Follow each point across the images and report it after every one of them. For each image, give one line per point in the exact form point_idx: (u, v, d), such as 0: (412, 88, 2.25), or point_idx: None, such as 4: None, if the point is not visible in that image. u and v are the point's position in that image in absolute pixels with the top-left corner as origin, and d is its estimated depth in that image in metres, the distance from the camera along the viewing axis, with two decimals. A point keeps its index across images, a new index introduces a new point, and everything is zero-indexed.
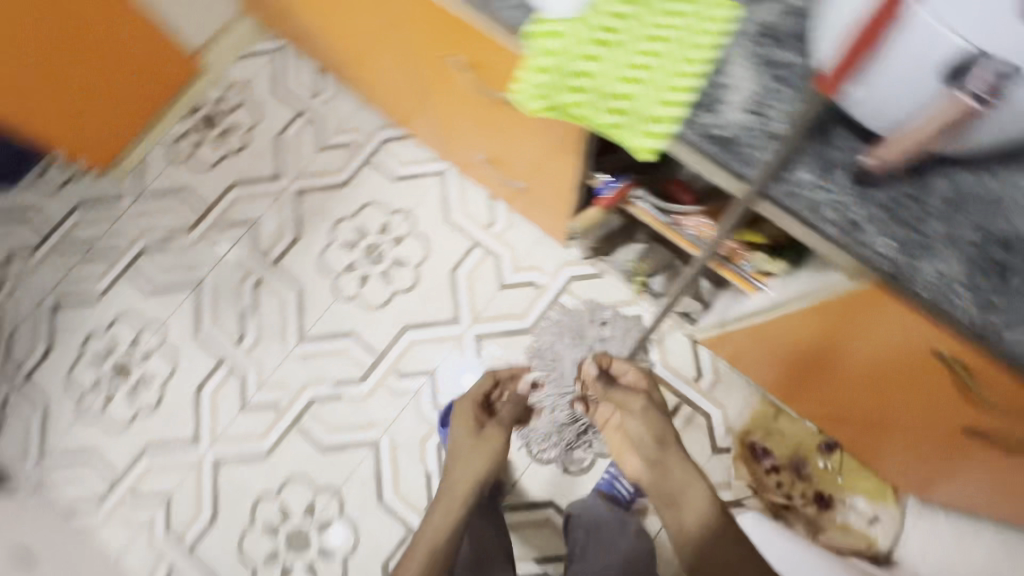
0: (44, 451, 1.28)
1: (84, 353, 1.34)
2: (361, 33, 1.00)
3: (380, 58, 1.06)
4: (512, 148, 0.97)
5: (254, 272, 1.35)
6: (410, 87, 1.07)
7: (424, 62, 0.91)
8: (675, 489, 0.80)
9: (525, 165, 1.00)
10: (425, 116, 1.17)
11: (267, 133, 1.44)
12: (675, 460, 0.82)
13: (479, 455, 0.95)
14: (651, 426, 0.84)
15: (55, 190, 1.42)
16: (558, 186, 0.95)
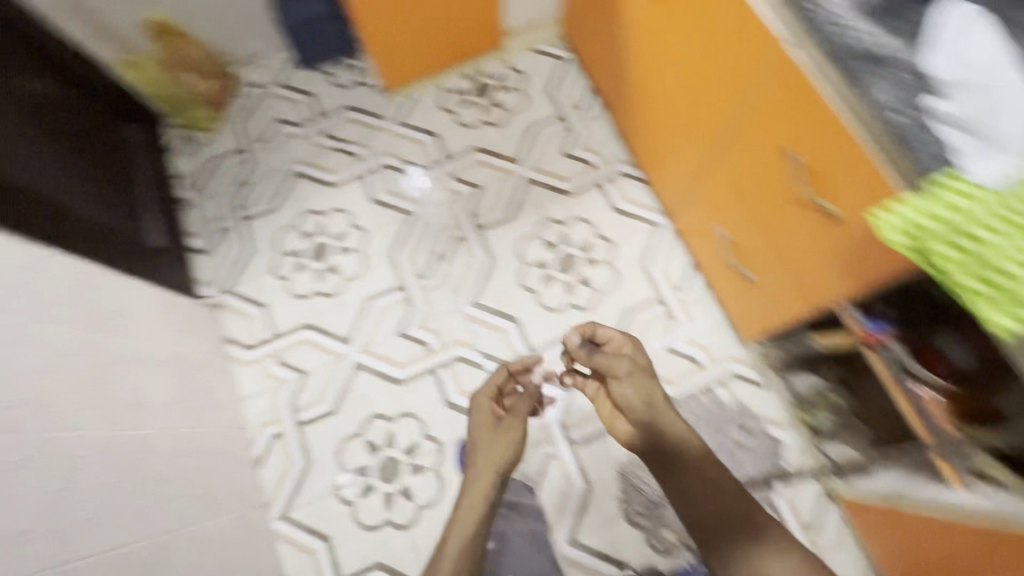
0: (233, 285, 1.47)
1: (299, 224, 1.52)
2: (682, 89, 1.11)
3: (683, 117, 1.16)
4: (769, 247, 1.03)
5: (461, 228, 1.48)
6: (695, 149, 1.16)
7: (737, 141, 1.00)
8: (687, 479, 0.80)
9: (769, 265, 1.06)
10: (685, 174, 1.26)
11: (523, 121, 1.59)
12: (668, 419, 0.83)
13: (499, 444, 1.03)
14: (639, 389, 0.85)
15: (341, 88, 1.65)
16: (800, 297, 1.00)
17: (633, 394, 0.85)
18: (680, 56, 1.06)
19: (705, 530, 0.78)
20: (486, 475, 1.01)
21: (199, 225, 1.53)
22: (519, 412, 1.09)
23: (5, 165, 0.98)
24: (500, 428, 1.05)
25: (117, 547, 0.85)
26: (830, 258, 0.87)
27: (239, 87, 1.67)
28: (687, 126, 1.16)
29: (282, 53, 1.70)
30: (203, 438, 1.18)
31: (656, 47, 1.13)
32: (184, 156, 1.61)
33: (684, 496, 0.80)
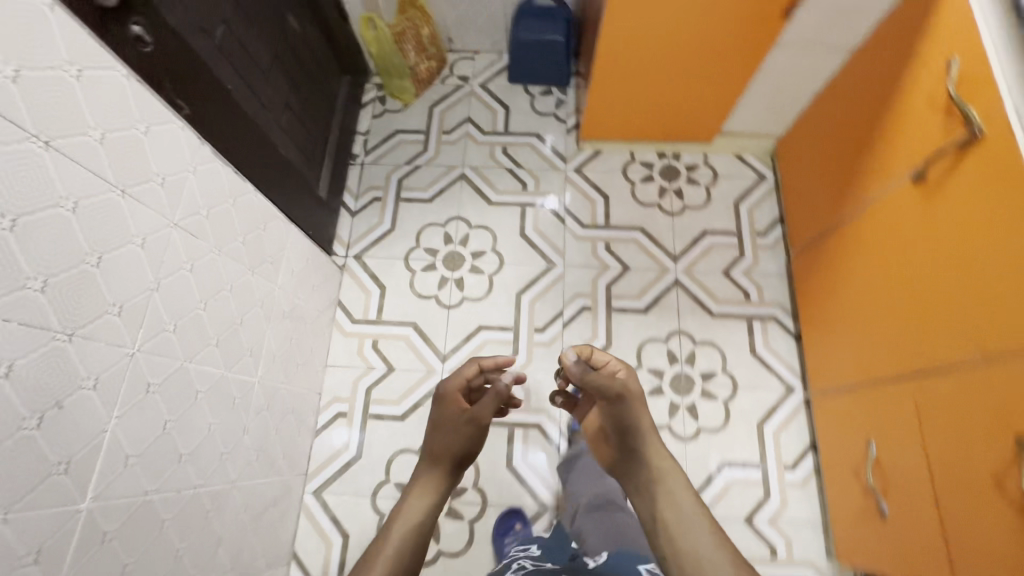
0: (364, 254, 1.50)
1: (444, 225, 1.51)
2: (905, 289, 0.99)
3: (888, 312, 1.04)
4: (931, 503, 0.90)
5: (592, 298, 1.43)
6: (885, 349, 1.04)
7: (950, 381, 0.87)
8: (636, 474, 0.87)
9: (918, 516, 0.93)
10: (853, 361, 1.14)
11: (697, 220, 1.50)
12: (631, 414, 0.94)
13: (461, 439, 0.96)
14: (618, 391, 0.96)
15: (536, 114, 1.65)
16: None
17: (608, 403, 0.96)
18: (924, 258, 0.94)
19: (664, 535, 0.77)
20: (438, 469, 0.92)
21: (358, 185, 1.57)
22: (487, 404, 1.03)
23: (243, 93, 1.03)
24: (465, 422, 0.97)
25: (191, 489, 0.87)
26: (1007, 564, 0.76)
27: (445, 74, 1.70)
28: (887, 323, 1.04)
29: (497, 61, 1.72)
30: (285, 395, 1.20)
31: (897, 230, 1.02)
32: (372, 116, 1.66)
33: (626, 471, 0.89)
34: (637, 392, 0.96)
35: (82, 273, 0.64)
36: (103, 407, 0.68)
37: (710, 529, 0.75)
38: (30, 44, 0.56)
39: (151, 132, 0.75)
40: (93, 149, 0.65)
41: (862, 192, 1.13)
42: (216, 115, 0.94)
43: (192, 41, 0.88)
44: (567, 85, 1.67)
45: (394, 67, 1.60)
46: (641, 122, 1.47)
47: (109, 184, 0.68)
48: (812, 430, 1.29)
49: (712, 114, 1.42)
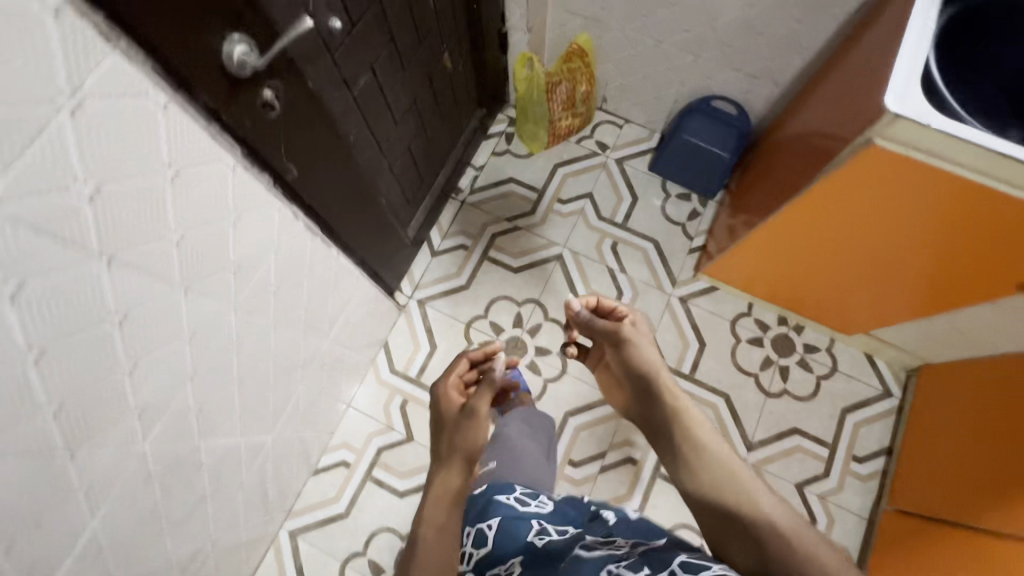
0: (427, 302, 1.38)
1: (519, 304, 1.38)
2: None
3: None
4: None
5: (642, 451, 1.27)
6: None
7: None
8: (654, 412, 0.91)
9: None
10: None
11: (792, 411, 1.30)
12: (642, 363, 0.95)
13: (472, 431, 0.91)
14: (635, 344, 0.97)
15: (664, 218, 1.46)
16: None
17: (621, 348, 0.98)
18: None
19: (684, 469, 0.81)
20: (463, 457, 0.88)
21: (450, 223, 1.45)
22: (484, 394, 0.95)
23: (363, 142, 0.91)
24: (469, 414, 0.93)
25: (162, 559, 0.81)
26: None
27: (583, 134, 1.52)
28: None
29: (645, 139, 1.52)
30: (295, 441, 1.13)
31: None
32: (492, 152, 1.51)
33: (645, 409, 0.94)
34: (647, 342, 0.98)
35: (107, 387, 0.55)
36: (88, 512, 0.61)
37: (724, 448, 0.81)
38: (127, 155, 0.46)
39: (243, 217, 0.65)
40: (166, 255, 0.55)
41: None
42: (323, 173, 0.82)
43: (326, 96, 0.76)
44: (710, 197, 1.46)
45: (534, 114, 1.43)
46: (775, 286, 1.25)
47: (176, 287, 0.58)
48: None
49: (863, 316, 1.19)
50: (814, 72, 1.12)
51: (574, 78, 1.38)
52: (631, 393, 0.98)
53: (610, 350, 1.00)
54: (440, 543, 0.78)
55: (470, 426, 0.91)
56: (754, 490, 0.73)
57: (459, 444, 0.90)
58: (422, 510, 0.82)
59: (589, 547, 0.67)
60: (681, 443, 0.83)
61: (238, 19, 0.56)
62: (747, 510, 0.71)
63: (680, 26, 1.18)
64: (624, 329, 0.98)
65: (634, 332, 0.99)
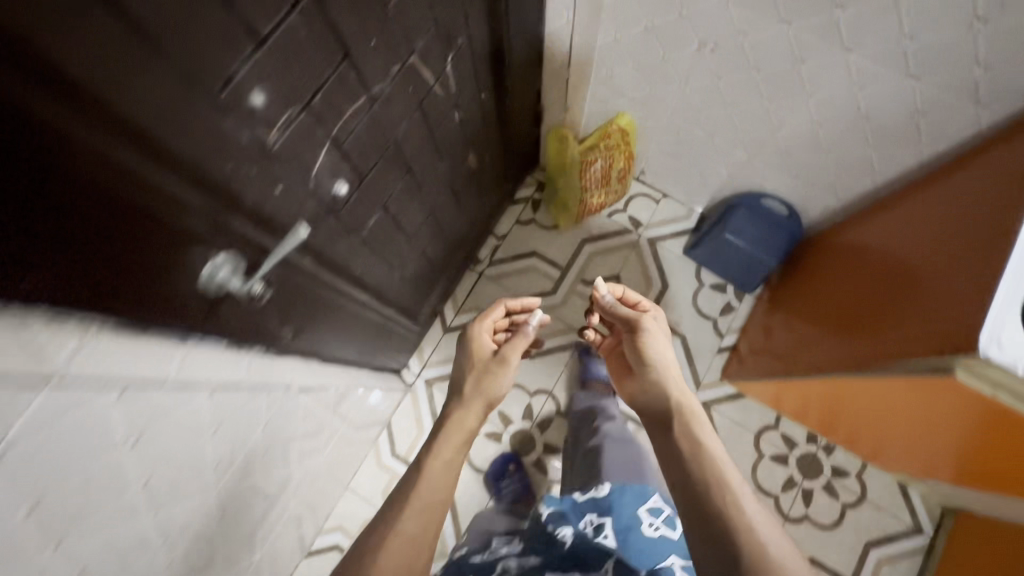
0: (434, 382, 1.32)
1: (530, 394, 1.30)
2: None
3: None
4: None
5: None
6: None
7: None
8: (656, 405, 0.84)
9: None
10: None
11: (811, 540, 1.22)
12: (653, 355, 0.90)
13: (497, 375, 0.97)
14: (650, 335, 0.93)
15: (694, 310, 1.35)
16: None
17: (635, 339, 0.94)
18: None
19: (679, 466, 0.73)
20: (479, 402, 0.94)
21: (465, 296, 1.37)
22: (515, 345, 1.00)
23: (371, 269, 0.83)
24: (497, 361, 0.99)
25: None
26: None
27: (616, 208, 1.41)
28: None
29: (683, 218, 1.40)
30: (287, 538, 1.10)
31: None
32: (516, 221, 1.42)
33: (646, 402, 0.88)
34: (662, 338, 0.93)
35: None
36: None
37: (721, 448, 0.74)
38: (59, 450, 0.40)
39: (217, 411, 0.59)
40: (128, 503, 0.50)
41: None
42: (321, 319, 0.74)
43: (328, 252, 0.67)
44: (747, 292, 1.35)
45: (569, 194, 1.33)
46: (810, 417, 1.17)
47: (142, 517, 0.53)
48: None
49: (905, 461, 1.07)
50: (885, 197, 0.99)
51: (604, 149, 1.24)
52: (634, 382, 0.91)
53: (625, 339, 0.96)
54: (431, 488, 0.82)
55: (496, 370, 0.97)
56: (743, 496, 0.66)
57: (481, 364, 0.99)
58: (433, 442, 0.89)
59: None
60: (676, 443, 0.75)
61: (214, 234, 0.47)
62: (730, 506, 0.65)
63: (737, 127, 1.05)
64: (640, 322, 0.93)
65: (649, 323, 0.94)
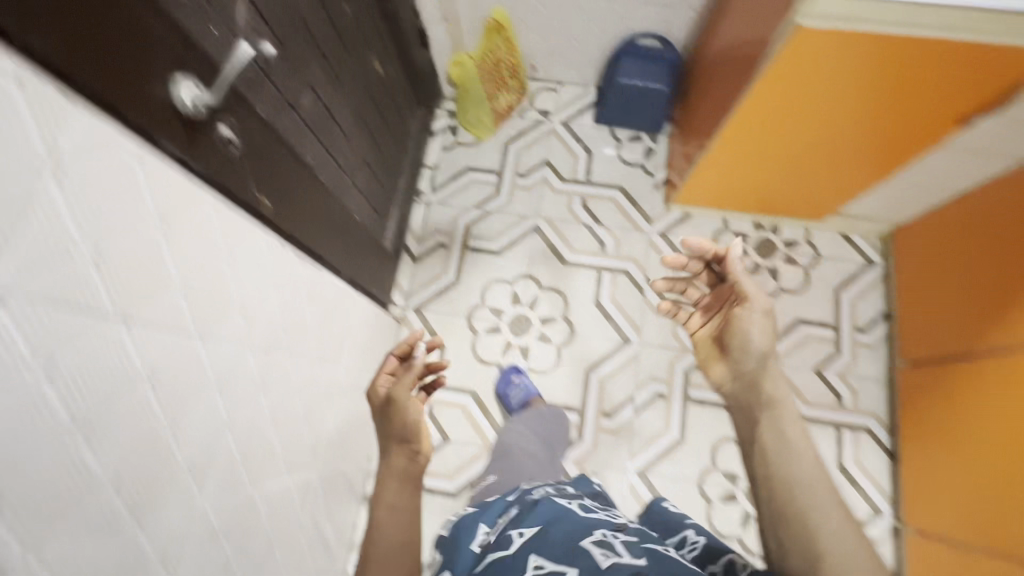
0: (423, 308, 1.39)
1: (512, 283, 1.40)
2: None
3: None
4: None
5: (669, 384, 1.31)
6: (1013, 499, 0.92)
7: None
8: (743, 302, 0.80)
9: None
10: (972, 499, 1.01)
11: (793, 308, 1.36)
12: (748, 320, 0.78)
13: (397, 417, 0.90)
14: (746, 323, 0.78)
15: (622, 163, 1.50)
16: None
17: (731, 328, 0.80)
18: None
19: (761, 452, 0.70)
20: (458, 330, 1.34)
21: (422, 227, 1.46)
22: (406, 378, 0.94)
23: (322, 160, 0.91)
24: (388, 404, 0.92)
25: None
26: None
27: (524, 106, 1.55)
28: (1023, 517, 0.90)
29: (583, 95, 1.56)
30: (339, 472, 1.13)
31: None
32: (442, 148, 1.53)
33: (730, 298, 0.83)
34: (762, 320, 0.78)
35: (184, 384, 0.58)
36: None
37: (830, 499, 0.64)
38: (188, 238, 0.56)
39: (229, 236, 0.63)
40: (177, 306, 0.55)
41: (1013, 329, 0.98)
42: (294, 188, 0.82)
43: (279, 122, 0.76)
44: (659, 134, 1.51)
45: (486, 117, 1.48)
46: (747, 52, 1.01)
47: (243, 345, 0.69)
48: (899, 568, 1.18)
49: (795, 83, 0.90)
50: (718, 11, 1.22)
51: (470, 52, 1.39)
52: (714, 323, 0.84)
53: (714, 316, 0.85)
54: (391, 524, 0.80)
55: (392, 418, 0.90)
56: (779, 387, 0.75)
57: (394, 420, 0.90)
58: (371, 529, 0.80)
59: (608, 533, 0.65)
60: (755, 334, 0.77)
61: (189, 58, 0.55)
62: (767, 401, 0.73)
63: None
64: (733, 316, 0.79)
65: (744, 314, 0.79)
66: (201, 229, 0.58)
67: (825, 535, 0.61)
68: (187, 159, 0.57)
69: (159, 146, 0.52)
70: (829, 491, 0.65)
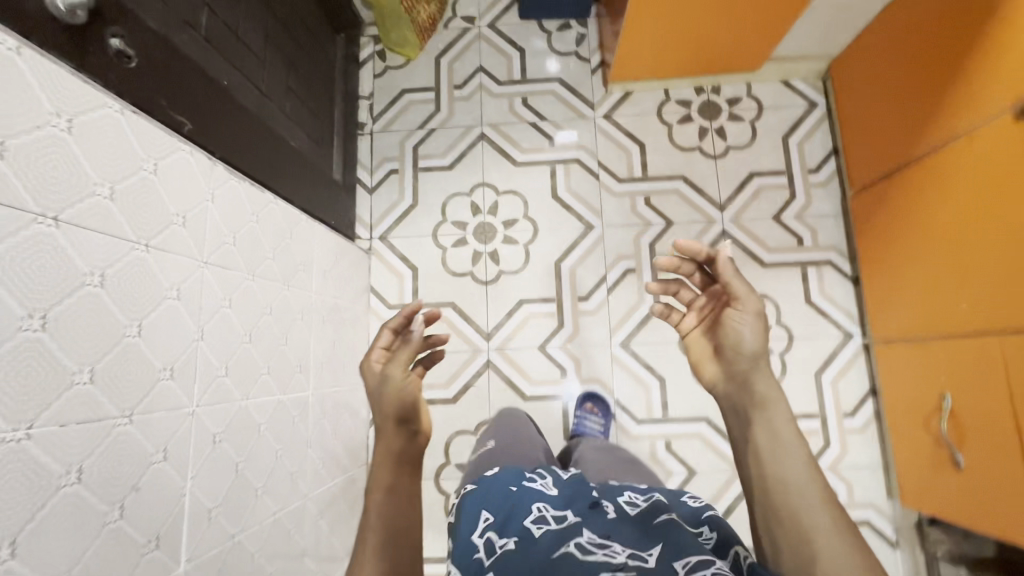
0: (388, 236, 1.41)
1: (470, 194, 1.41)
2: (1006, 226, 0.88)
3: (971, 272, 0.96)
4: (999, 436, 0.90)
5: (637, 259, 1.35)
6: (958, 276, 0.99)
7: None
8: (736, 305, 0.73)
9: (984, 456, 0.94)
10: (924, 288, 1.08)
11: (745, 164, 1.38)
12: (740, 321, 0.73)
13: (391, 395, 0.86)
14: (737, 327, 0.73)
15: (555, 54, 1.48)
16: (1006, 505, 0.90)
17: (723, 331, 0.75)
18: (1000, 227, 0.89)
19: (752, 459, 0.69)
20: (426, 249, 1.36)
21: (371, 158, 1.45)
22: (404, 354, 0.88)
23: (239, 84, 0.90)
24: (384, 381, 0.87)
25: (271, 517, 0.87)
26: None
27: (447, 16, 1.51)
28: (969, 295, 0.97)
29: None
30: (337, 396, 1.18)
31: (975, 176, 0.94)
32: (374, 75, 1.50)
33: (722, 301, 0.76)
34: (755, 322, 0.72)
35: (140, 288, 0.61)
36: (178, 474, 0.66)
37: (819, 499, 0.63)
38: (100, 142, 0.56)
39: (149, 145, 0.64)
40: (107, 211, 0.57)
41: (941, 119, 1.01)
42: (217, 109, 0.82)
43: (178, 39, 0.75)
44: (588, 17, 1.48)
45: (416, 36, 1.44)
46: None
47: (194, 260, 0.71)
48: (874, 377, 1.27)
49: None
50: None
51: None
52: (704, 326, 0.78)
53: (704, 316, 0.78)
54: (391, 507, 0.79)
55: (389, 396, 0.86)
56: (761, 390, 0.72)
57: (388, 399, 0.86)
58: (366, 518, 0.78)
59: (581, 549, 0.62)
60: (748, 334, 0.72)
61: None
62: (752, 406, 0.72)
63: None
64: (728, 319, 0.74)
65: (738, 316, 0.73)
66: (115, 136, 0.59)
67: (817, 531, 0.61)
68: (87, 69, 0.56)
69: (48, 54, 0.52)
70: (810, 478, 0.66)
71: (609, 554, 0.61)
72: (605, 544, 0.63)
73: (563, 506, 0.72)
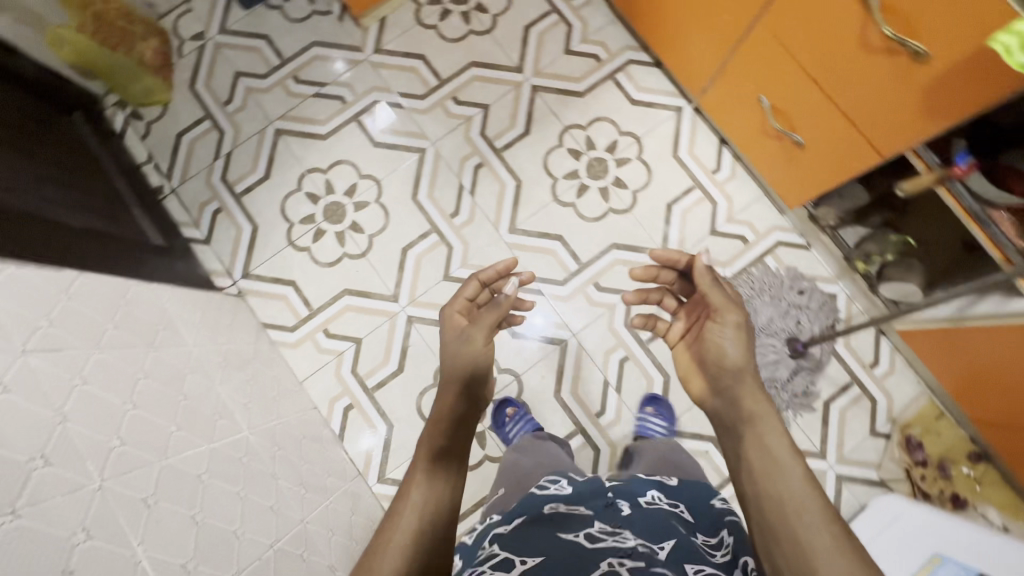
0: (250, 269, 1.35)
1: (300, 188, 1.37)
2: None
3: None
4: (805, 90, 1.01)
5: (478, 153, 1.38)
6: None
7: None
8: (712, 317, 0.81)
9: (808, 116, 1.04)
10: (692, 30, 1.18)
11: (516, 22, 1.43)
12: (717, 331, 0.80)
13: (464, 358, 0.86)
14: (717, 338, 0.79)
15: (297, 23, 1.44)
16: (843, 139, 1.01)
17: (705, 342, 0.81)
18: None
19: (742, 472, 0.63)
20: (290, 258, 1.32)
21: (188, 211, 1.37)
22: (485, 321, 0.90)
23: None
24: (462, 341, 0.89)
25: (269, 549, 0.84)
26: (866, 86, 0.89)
27: (176, 45, 1.43)
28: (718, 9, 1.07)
29: None
30: (287, 427, 1.13)
31: None
32: (141, 137, 1.40)
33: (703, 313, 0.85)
34: (734, 334, 0.79)
35: None
36: (116, 544, 0.61)
37: (813, 496, 0.57)
38: None
39: None
40: None
41: None
42: None
43: None
44: None
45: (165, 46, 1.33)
46: None
47: (6, 351, 0.64)
48: (717, 129, 1.38)
49: None
50: None
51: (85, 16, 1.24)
52: (689, 344, 0.85)
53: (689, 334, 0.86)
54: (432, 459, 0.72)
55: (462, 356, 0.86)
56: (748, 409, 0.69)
57: (461, 357, 0.86)
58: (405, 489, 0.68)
59: (589, 536, 0.68)
60: (727, 342, 0.78)
61: None
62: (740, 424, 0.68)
63: None
64: (708, 328, 0.81)
65: (718, 327, 0.80)
66: None
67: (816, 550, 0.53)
68: None
69: None
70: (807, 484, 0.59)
71: (618, 540, 0.66)
72: (614, 531, 0.69)
73: (575, 503, 0.78)
